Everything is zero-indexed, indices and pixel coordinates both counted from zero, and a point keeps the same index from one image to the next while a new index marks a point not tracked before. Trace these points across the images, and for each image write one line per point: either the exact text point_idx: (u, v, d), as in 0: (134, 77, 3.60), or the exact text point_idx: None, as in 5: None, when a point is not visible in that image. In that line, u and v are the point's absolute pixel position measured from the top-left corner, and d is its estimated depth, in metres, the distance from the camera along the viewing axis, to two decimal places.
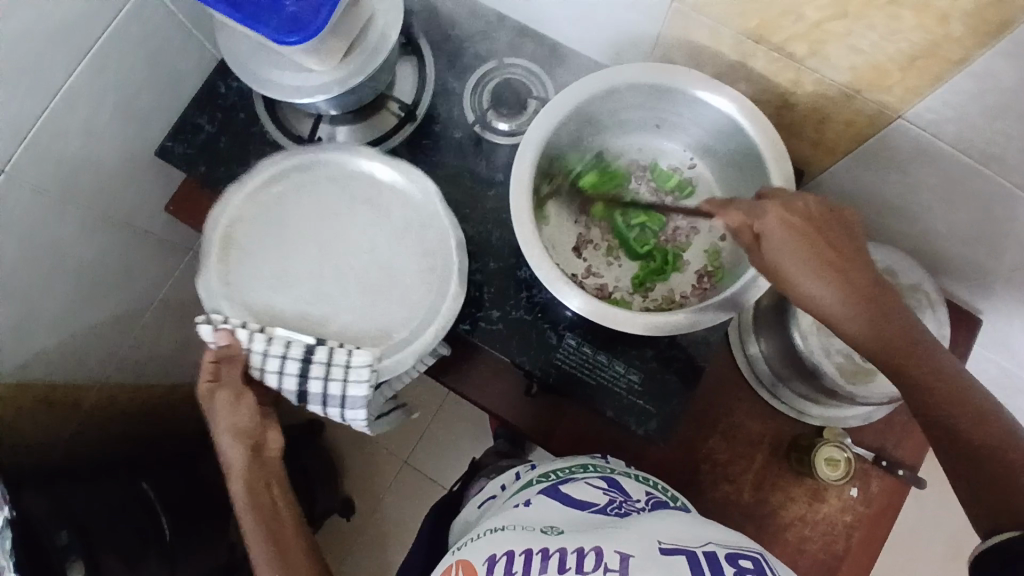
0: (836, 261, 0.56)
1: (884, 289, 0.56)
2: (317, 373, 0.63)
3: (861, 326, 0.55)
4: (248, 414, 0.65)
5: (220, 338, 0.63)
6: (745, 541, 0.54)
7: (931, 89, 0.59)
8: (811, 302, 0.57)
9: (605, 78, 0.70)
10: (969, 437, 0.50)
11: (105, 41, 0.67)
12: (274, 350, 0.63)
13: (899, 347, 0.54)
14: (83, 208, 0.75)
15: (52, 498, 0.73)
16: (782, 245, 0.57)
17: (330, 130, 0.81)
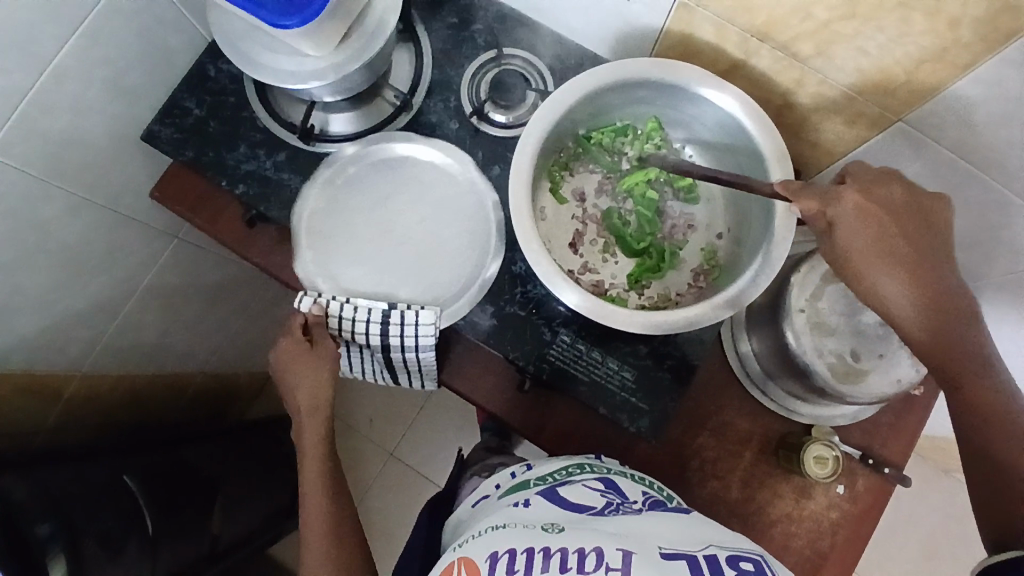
0: (909, 261, 0.58)
1: (957, 297, 0.58)
2: (395, 331, 0.75)
3: (919, 327, 0.58)
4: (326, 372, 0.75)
5: (314, 310, 0.74)
6: (744, 543, 0.54)
7: (934, 93, 0.60)
8: (878, 299, 0.59)
9: (610, 72, 0.70)
10: (1006, 450, 0.54)
11: (96, 16, 0.65)
12: (359, 317, 0.75)
13: (955, 353, 0.57)
14: (67, 190, 0.73)
15: (34, 483, 0.72)
16: (855, 236, 0.58)
17: (323, 117, 0.80)
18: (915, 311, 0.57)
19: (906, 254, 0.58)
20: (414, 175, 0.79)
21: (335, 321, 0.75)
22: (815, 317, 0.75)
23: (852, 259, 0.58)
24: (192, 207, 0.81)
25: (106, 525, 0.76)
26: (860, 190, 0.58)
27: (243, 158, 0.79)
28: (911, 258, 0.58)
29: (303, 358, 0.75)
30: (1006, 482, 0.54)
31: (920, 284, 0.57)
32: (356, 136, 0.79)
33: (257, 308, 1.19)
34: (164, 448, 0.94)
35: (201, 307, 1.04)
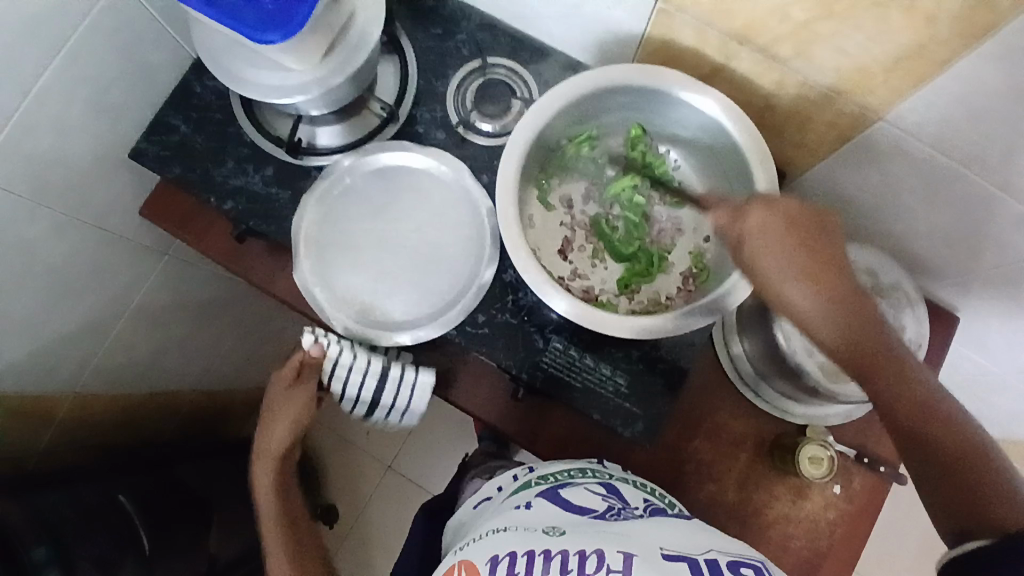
0: (821, 270, 0.55)
1: (868, 301, 0.56)
2: (387, 390, 0.75)
3: (841, 341, 0.55)
4: (303, 415, 0.76)
5: (315, 349, 0.74)
6: (747, 550, 0.54)
7: (914, 90, 0.60)
8: (791, 310, 0.56)
9: (592, 79, 0.70)
10: (947, 452, 0.52)
11: (79, 35, 0.65)
12: (357, 365, 0.74)
13: (881, 365, 0.54)
14: (54, 210, 0.73)
15: (26, 505, 0.72)
16: (762, 252, 0.56)
17: (310, 131, 0.80)
18: (832, 323, 0.55)
19: (814, 263, 0.55)
20: (408, 186, 0.79)
21: (330, 367, 0.74)
22: None
23: (761, 274, 0.57)
24: (181, 224, 0.82)
25: (100, 545, 0.76)
26: (764, 206, 0.57)
27: (230, 173, 0.79)
28: (822, 267, 0.55)
29: (283, 400, 0.76)
30: (956, 480, 0.52)
31: (831, 291, 0.55)
32: (345, 149, 0.79)
33: (249, 323, 1.18)
34: (157, 466, 0.94)
35: (193, 324, 1.04)
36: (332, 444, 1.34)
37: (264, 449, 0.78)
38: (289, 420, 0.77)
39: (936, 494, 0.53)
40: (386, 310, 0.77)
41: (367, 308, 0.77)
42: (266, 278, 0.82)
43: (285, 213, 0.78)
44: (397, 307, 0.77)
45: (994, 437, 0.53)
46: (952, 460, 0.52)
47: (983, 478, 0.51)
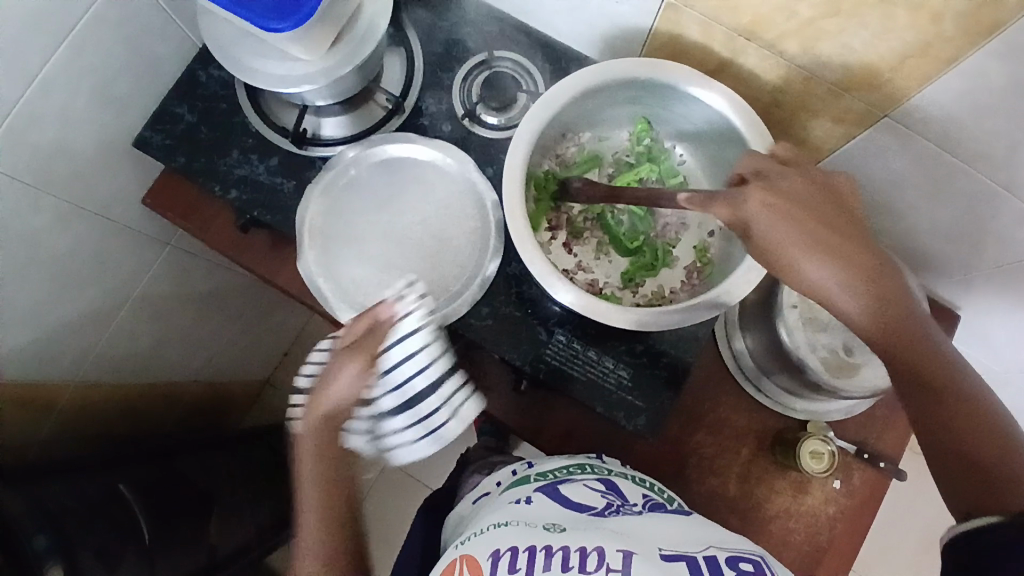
0: (834, 240, 0.57)
1: (889, 270, 0.57)
2: (432, 400, 0.69)
3: (863, 315, 0.56)
4: (372, 376, 0.64)
5: (387, 312, 0.66)
6: (745, 544, 0.55)
7: (919, 87, 0.61)
8: (807, 285, 0.58)
9: (599, 72, 0.70)
10: (954, 425, 0.53)
11: (85, 23, 0.65)
12: (420, 357, 0.68)
13: (899, 336, 0.55)
14: (59, 199, 0.73)
15: (28, 494, 0.72)
16: (776, 229, 0.58)
17: (316, 121, 0.80)
18: (849, 296, 0.56)
19: (831, 236, 0.57)
20: (412, 177, 0.79)
21: (395, 339, 0.66)
22: (808, 312, 0.76)
23: (772, 249, 0.59)
24: (184, 214, 0.82)
25: (102, 537, 0.76)
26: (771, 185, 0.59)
27: (235, 163, 0.79)
28: (836, 240, 0.57)
29: (343, 359, 0.64)
30: (965, 457, 0.52)
31: (850, 264, 0.56)
32: (349, 140, 0.79)
33: (250, 316, 1.18)
34: (158, 457, 0.94)
35: (194, 315, 1.04)
36: None
37: (325, 411, 0.64)
38: (349, 387, 0.63)
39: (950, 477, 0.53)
40: None
41: (370, 298, 0.77)
42: (269, 269, 0.82)
43: (289, 204, 0.78)
44: None
45: (1004, 407, 0.53)
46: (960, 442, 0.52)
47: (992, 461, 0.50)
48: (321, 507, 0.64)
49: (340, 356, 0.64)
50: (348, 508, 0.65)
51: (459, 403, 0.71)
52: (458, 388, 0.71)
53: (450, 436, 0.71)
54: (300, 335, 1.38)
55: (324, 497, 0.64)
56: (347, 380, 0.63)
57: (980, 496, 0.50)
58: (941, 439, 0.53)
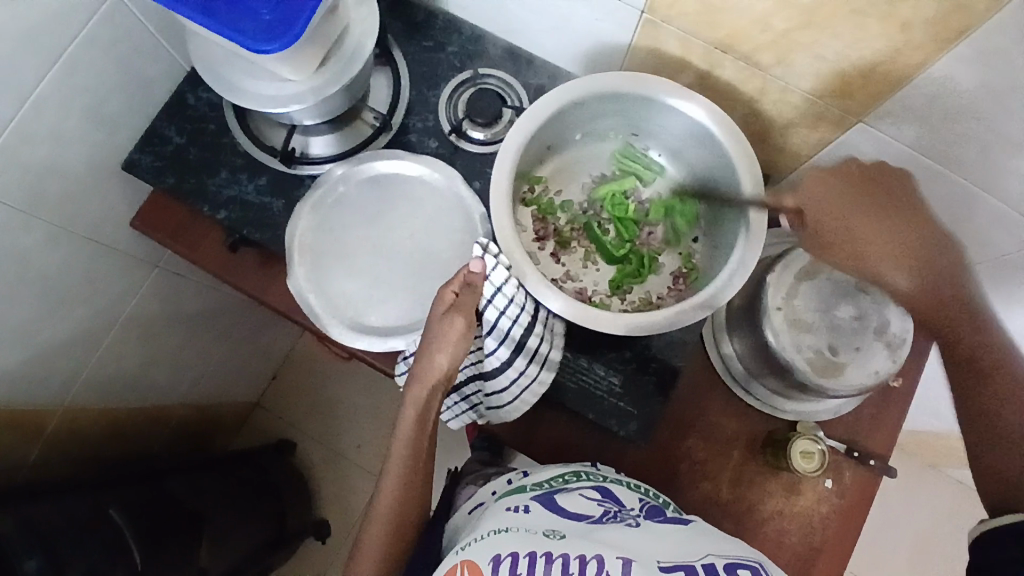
0: (886, 214, 0.59)
1: (947, 242, 0.58)
2: (518, 333, 0.68)
3: (924, 291, 0.58)
4: (466, 347, 0.64)
5: (479, 267, 0.64)
6: (744, 552, 0.55)
7: (891, 93, 0.63)
8: (876, 272, 0.60)
9: (583, 87, 0.72)
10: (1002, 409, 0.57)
11: (76, 47, 0.66)
12: (513, 301, 0.66)
13: (957, 308, 0.58)
14: (49, 222, 0.73)
15: (18, 520, 0.71)
16: (823, 202, 0.60)
17: (304, 140, 0.81)
18: (910, 272, 0.58)
19: (884, 211, 0.59)
20: (401, 193, 0.80)
21: (492, 293, 0.65)
22: (792, 314, 0.77)
23: (823, 224, 0.60)
24: (173, 234, 0.83)
25: (94, 563, 0.75)
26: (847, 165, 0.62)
27: (224, 183, 0.80)
28: (909, 219, 0.59)
29: (456, 328, 0.64)
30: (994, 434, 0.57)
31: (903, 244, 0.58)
32: (337, 158, 0.80)
33: (240, 338, 1.18)
34: (149, 480, 0.93)
35: (184, 337, 1.03)
36: (322, 458, 1.33)
37: (428, 379, 0.65)
38: (442, 363, 0.64)
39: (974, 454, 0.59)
40: (382, 316, 0.78)
41: (361, 313, 0.78)
42: (259, 286, 0.82)
43: (279, 221, 0.79)
44: (392, 313, 0.78)
45: None
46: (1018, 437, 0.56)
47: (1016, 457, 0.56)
48: (404, 457, 0.68)
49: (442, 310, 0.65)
50: (426, 451, 0.70)
51: (553, 343, 0.73)
52: (547, 326, 0.72)
53: (541, 384, 0.73)
54: (289, 357, 1.38)
55: (409, 448, 0.68)
56: (441, 343, 0.64)
57: (1000, 486, 0.56)
58: (986, 428, 0.58)
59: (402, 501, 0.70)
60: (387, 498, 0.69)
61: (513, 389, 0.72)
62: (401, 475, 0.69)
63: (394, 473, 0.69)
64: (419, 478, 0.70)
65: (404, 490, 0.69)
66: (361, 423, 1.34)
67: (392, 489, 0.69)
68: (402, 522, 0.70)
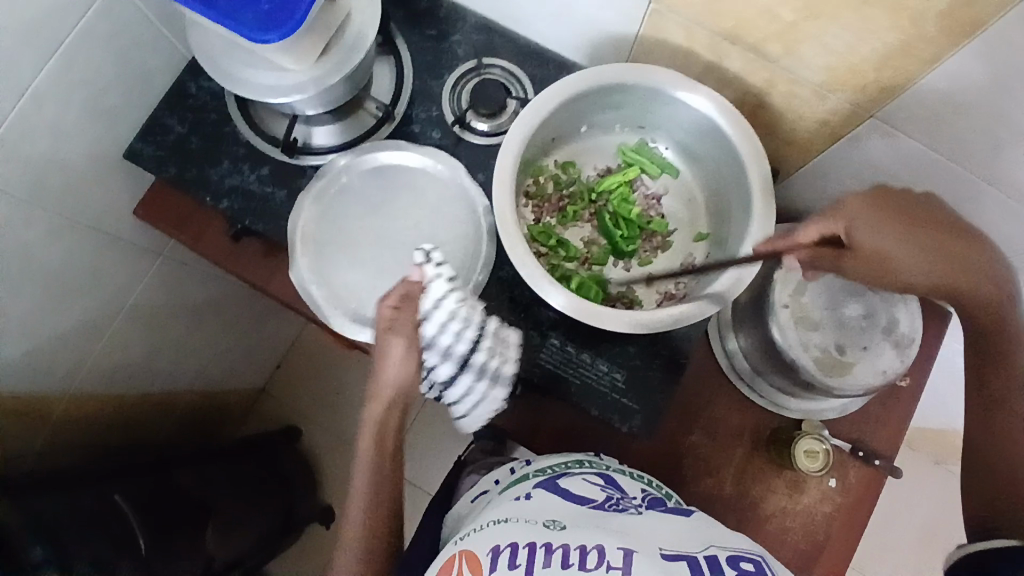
0: (940, 240, 0.58)
1: (991, 262, 0.58)
2: (462, 353, 0.67)
3: (970, 297, 0.58)
4: (413, 361, 0.64)
5: (416, 274, 0.65)
6: (744, 543, 0.54)
7: (902, 87, 0.61)
8: (908, 285, 0.59)
9: (587, 78, 0.71)
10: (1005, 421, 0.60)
11: (75, 38, 0.66)
12: (450, 318, 0.66)
13: (998, 322, 0.59)
14: (52, 213, 0.73)
15: (24, 508, 0.72)
16: (885, 238, 0.58)
17: (306, 130, 0.80)
18: (937, 273, 0.57)
19: (938, 240, 0.58)
20: (403, 183, 0.79)
21: (429, 307, 0.65)
22: (800, 311, 0.76)
23: (884, 261, 0.58)
24: (178, 225, 0.83)
25: (99, 550, 0.76)
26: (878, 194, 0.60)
27: (226, 173, 0.79)
28: (933, 231, 0.58)
29: (395, 343, 0.63)
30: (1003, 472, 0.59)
31: (954, 265, 0.58)
32: (340, 148, 0.80)
33: (244, 326, 1.18)
34: (154, 468, 0.93)
35: (188, 325, 1.04)
36: (328, 445, 1.34)
37: (382, 393, 0.65)
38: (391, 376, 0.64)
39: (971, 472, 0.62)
40: None
41: (363, 305, 0.77)
42: (261, 277, 0.82)
43: (282, 212, 0.79)
44: None
45: None
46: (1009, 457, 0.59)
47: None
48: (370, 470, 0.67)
49: (383, 326, 0.64)
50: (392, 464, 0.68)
51: (500, 358, 0.69)
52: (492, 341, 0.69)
53: (493, 407, 0.71)
54: (294, 344, 1.39)
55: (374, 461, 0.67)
56: (386, 357, 0.63)
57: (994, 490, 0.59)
58: (990, 438, 0.61)
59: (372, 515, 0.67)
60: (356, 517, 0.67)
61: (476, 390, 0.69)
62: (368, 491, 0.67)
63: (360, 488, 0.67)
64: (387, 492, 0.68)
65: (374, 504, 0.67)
66: None
67: (357, 518, 0.67)
68: (378, 538, 0.67)
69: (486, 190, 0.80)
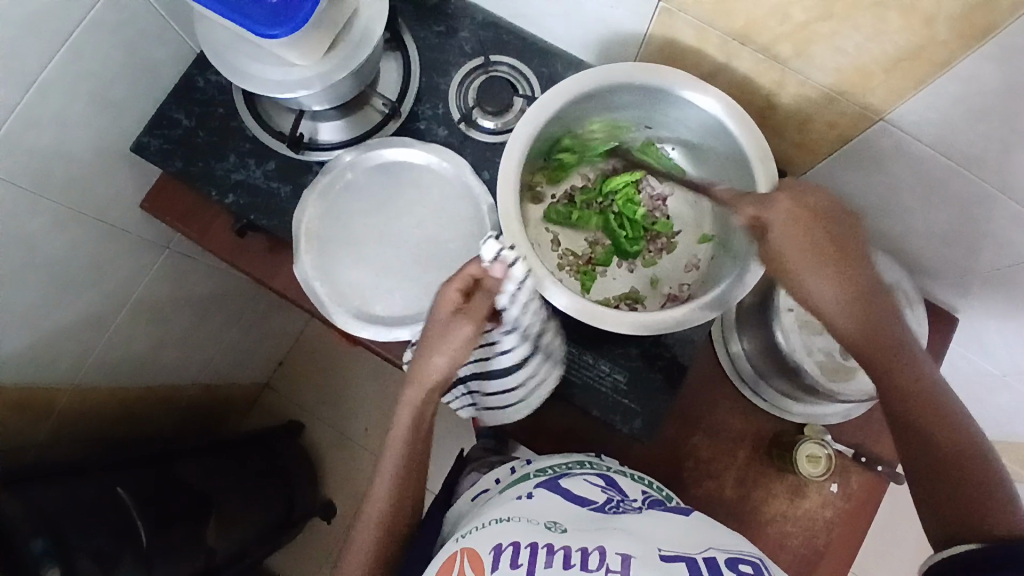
0: (840, 258, 0.58)
1: (875, 287, 0.58)
2: (527, 332, 0.68)
3: (849, 332, 0.58)
4: (467, 350, 0.64)
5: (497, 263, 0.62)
6: (744, 546, 0.54)
7: (914, 90, 0.60)
8: (804, 292, 0.59)
9: (595, 76, 0.70)
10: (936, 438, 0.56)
11: (83, 30, 0.66)
12: (523, 300, 0.64)
13: (883, 357, 0.57)
14: (58, 204, 0.74)
15: (26, 498, 0.72)
16: (795, 245, 0.59)
17: (312, 126, 0.80)
18: (844, 308, 0.58)
19: (834, 254, 0.58)
20: (409, 181, 0.79)
21: (510, 294, 0.63)
22: (804, 315, 0.76)
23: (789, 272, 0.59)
24: (182, 218, 0.83)
25: (98, 540, 0.76)
26: (790, 195, 0.60)
27: (232, 167, 0.79)
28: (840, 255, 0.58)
29: (460, 331, 0.63)
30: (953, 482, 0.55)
31: (851, 285, 0.58)
32: (346, 144, 0.80)
33: (248, 320, 1.19)
34: (156, 460, 0.94)
35: (193, 318, 1.04)
36: (331, 441, 1.34)
37: (426, 374, 0.65)
38: (437, 364, 0.64)
39: (917, 476, 0.57)
40: (387, 306, 0.77)
41: (365, 301, 0.77)
42: (265, 271, 0.82)
43: (286, 207, 0.79)
44: (397, 304, 0.77)
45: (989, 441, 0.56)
46: (946, 455, 0.55)
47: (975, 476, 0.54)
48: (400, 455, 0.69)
49: (448, 301, 0.63)
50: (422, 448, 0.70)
51: (546, 367, 0.73)
52: (547, 347, 0.72)
53: (544, 386, 0.74)
54: (299, 339, 1.39)
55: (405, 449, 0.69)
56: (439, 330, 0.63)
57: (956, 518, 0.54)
58: (933, 465, 0.56)
59: (393, 498, 0.69)
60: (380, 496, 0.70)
61: (510, 389, 0.73)
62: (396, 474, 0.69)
63: (388, 468, 0.69)
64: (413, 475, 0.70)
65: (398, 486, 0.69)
66: (368, 407, 1.35)
67: (381, 494, 0.70)
68: (394, 519, 0.70)
69: (491, 189, 0.79)
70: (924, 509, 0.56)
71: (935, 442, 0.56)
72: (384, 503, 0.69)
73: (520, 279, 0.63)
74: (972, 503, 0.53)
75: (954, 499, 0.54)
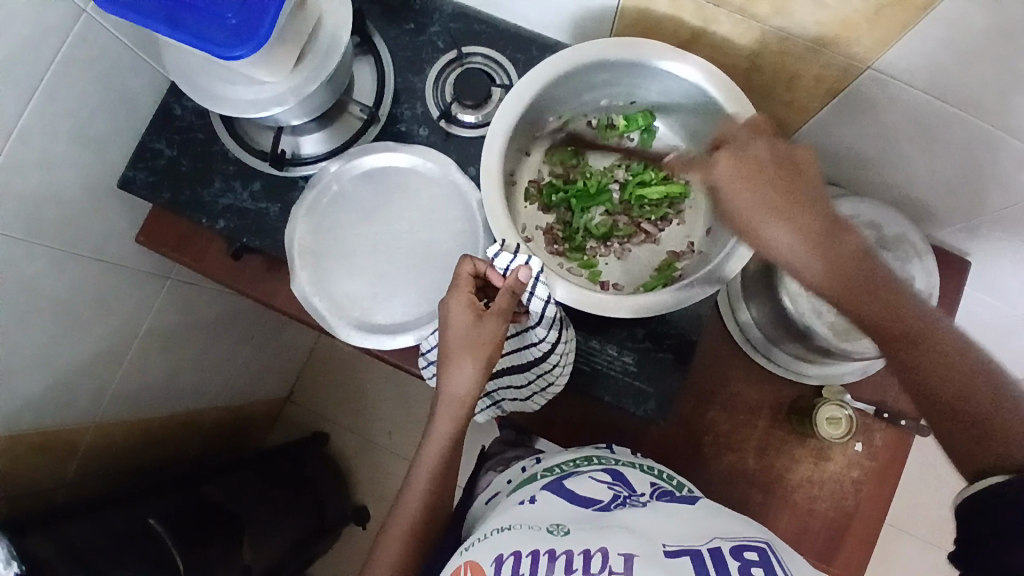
0: (792, 203, 0.58)
1: (841, 227, 0.58)
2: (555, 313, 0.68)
3: (833, 271, 0.56)
4: (489, 360, 0.63)
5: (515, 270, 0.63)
6: (753, 532, 0.53)
7: (898, 37, 0.58)
8: (768, 242, 0.59)
9: (571, 58, 0.68)
10: (950, 378, 0.50)
11: (52, 74, 0.66)
12: (540, 292, 0.64)
13: (864, 295, 0.55)
14: (54, 249, 0.74)
15: (58, 540, 0.73)
16: (741, 198, 0.59)
17: (294, 141, 0.80)
18: (811, 251, 0.57)
19: (788, 196, 0.58)
20: (395, 186, 0.78)
21: (529, 296, 0.64)
22: None
23: (749, 227, 0.59)
24: (177, 247, 0.83)
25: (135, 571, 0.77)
26: (732, 152, 0.61)
27: (219, 192, 0.79)
28: (794, 200, 0.58)
29: (490, 334, 0.62)
30: (978, 413, 0.49)
31: (823, 242, 0.57)
32: (329, 156, 0.79)
33: (259, 338, 1.20)
34: (181, 487, 0.95)
35: (204, 344, 1.05)
36: (356, 447, 1.36)
37: (455, 398, 0.64)
38: (474, 374, 0.63)
39: (941, 420, 0.51)
40: (389, 313, 0.77)
41: (363, 310, 0.77)
42: (265, 292, 0.81)
43: (277, 226, 0.79)
44: (398, 310, 0.77)
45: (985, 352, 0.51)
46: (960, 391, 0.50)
47: (995, 406, 0.48)
48: (439, 465, 0.66)
49: (466, 295, 0.62)
50: (458, 460, 0.68)
51: (567, 361, 0.71)
52: (568, 342, 0.70)
53: (570, 364, 0.72)
54: (313, 351, 1.40)
55: (443, 460, 0.66)
56: (456, 327, 0.62)
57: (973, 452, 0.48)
58: (954, 402, 0.50)
59: (430, 515, 0.67)
60: (411, 512, 0.66)
61: (531, 386, 0.73)
62: (430, 486, 0.67)
63: (421, 480, 0.67)
64: (449, 487, 0.68)
65: (430, 499, 0.67)
66: (388, 409, 1.37)
67: (414, 511, 0.66)
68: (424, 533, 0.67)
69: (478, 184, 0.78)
70: (949, 449, 0.50)
71: (957, 383, 0.50)
72: (416, 518, 0.66)
73: (537, 277, 0.64)
74: (995, 432, 0.48)
75: (976, 435, 0.48)
